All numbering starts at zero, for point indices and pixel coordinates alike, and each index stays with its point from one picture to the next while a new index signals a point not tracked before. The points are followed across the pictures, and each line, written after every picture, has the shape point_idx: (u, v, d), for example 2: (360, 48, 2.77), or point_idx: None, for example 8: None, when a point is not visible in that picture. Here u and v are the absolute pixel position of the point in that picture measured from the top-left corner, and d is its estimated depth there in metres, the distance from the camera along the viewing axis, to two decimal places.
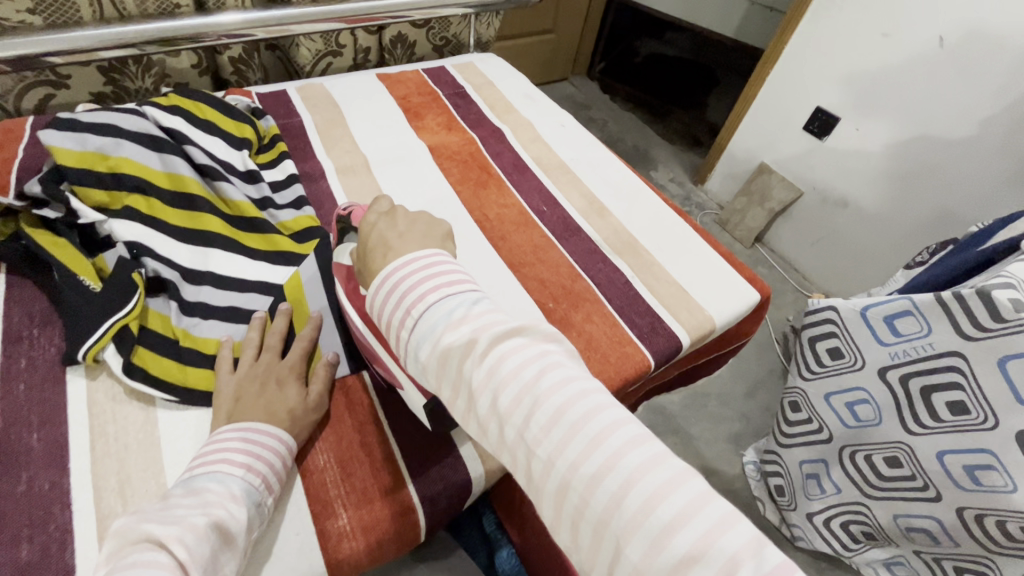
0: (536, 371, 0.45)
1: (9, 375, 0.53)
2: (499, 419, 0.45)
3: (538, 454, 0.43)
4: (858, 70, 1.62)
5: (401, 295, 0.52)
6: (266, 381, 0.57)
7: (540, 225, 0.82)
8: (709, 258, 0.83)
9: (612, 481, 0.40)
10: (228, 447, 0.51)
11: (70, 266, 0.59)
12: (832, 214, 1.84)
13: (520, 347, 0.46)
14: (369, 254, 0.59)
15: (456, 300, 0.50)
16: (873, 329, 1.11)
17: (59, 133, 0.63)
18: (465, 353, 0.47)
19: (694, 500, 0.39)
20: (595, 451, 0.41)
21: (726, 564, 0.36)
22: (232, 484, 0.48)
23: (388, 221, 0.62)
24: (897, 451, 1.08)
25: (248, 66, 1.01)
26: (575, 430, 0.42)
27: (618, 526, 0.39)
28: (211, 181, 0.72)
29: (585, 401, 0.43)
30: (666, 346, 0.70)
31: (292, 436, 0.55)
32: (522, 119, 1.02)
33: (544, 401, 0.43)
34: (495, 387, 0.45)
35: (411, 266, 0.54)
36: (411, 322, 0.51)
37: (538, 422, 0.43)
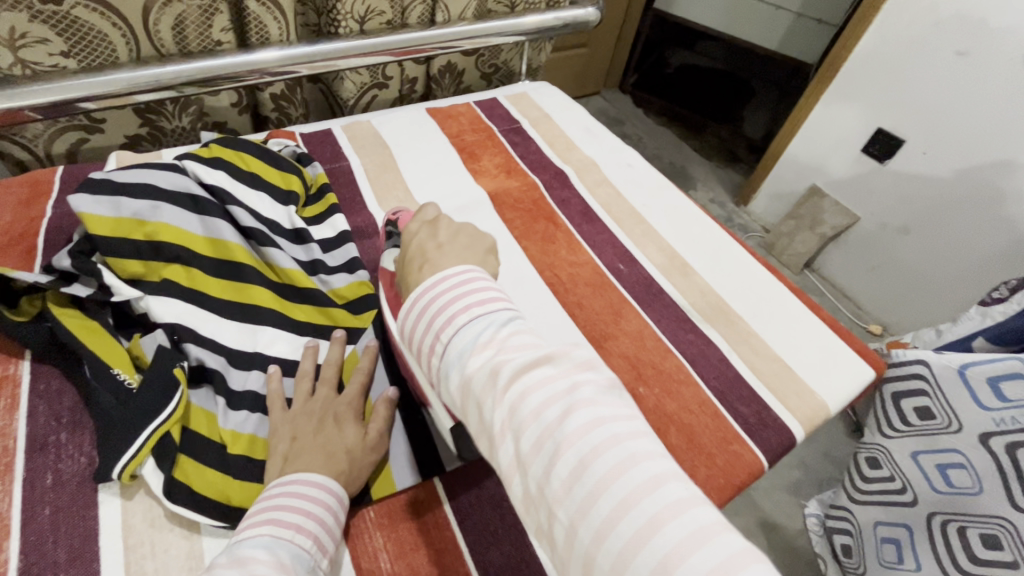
0: (562, 410, 0.36)
1: (33, 494, 0.46)
2: (517, 466, 0.37)
3: (558, 515, 0.34)
4: (918, 91, 1.46)
5: (429, 315, 0.44)
6: (323, 418, 0.52)
7: (618, 287, 0.73)
8: (812, 324, 0.73)
9: (643, 555, 0.31)
10: (273, 508, 0.43)
11: (103, 356, 0.52)
12: (893, 241, 1.65)
13: (546, 378, 0.38)
14: (408, 264, 0.52)
15: (480, 319, 0.42)
16: (972, 392, 0.99)
17: (91, 197, 0.57)
18: (484, 386, 0.39)
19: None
20: (624, 517, 0.32)
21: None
22: (281, 551, 0.40)
23: (430, 231, 0.55)
24: (996, 529, 0.91)
25: (289, 102, 0.94)
26: (603, 490, 0.33)
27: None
28: (257, 245, 0.64)
29: (620, 452, 0.34)
30: (778, 443, 0.60)
31: (343, 486, 0.49)
32: (585, 158, 0.93)
33: (568, 450, 0.34)
34: (514, 428, 0.37)
35: (440, 285, 0.45)
36: (440, 346, 0.43)
37: (559, 475, 0.34)
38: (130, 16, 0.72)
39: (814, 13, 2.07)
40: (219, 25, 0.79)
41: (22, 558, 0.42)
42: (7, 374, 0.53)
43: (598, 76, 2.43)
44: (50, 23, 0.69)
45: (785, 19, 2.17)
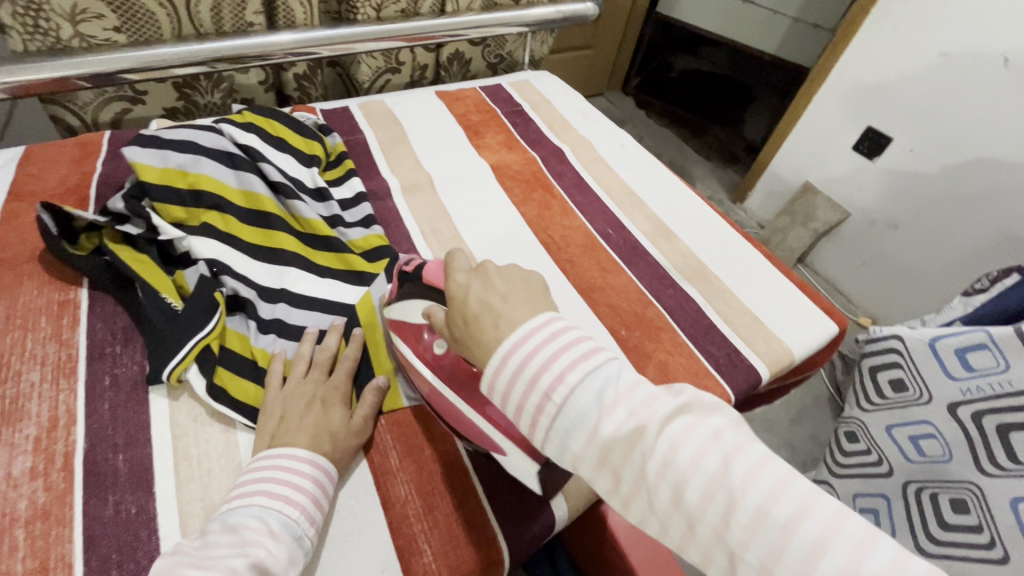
0: (721, 457, 0.35)
1: (95, 393, 0.54)
2: (682, 519, 0.36)
3: (743, 559, 0.34)
4: (902, 89, 1.52)
5: (530, 373, 0.41)
6: (312, 401, 0.54)
7: (607, 248, 0.80)
8: (784, 286, 0.80)
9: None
10: (264, 479, 0.47)
11: (153, 283, 0.60)
12: (881, 236, 1.69)
13: (693, 427, 0.37)
14: (472, 325, 0.45)
15: (597, 376, 0.39)
16: (942, 364, 1.05)
17: (142, 149, 0.65)
18: (631, 443, 0.37)
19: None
20: (818, 554, 0.32)
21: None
22: (269, 520, 0.44)
23: (483, 280, 0.47)
24: (965, 494, 0.95)
25: (310, 82, 1.03)
26: (790, 532, 0.33)
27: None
28: (284, 198, 0.72)
29: (793, 491, 0.34)
30: (745, 380, 0.67)
31: (332, 463, 0.51)
32: (581, 138, 1.01)
33: (740, 496, 0.34)
34: (672, 481, 0.36)
35: (534, 338, 0.42)
36: (555, 406, 0.40)
37: (735, 520, 0.34)
38: None
39: (812, 17, 2.12)
40: (252, 8, 0.88)
41: (90, 438, 0.51)
42: (69, 299, 0.61)
43: (601, 76, 2.51)
44: (107, 1, 0.77)
45: (782, 23, 2.22)
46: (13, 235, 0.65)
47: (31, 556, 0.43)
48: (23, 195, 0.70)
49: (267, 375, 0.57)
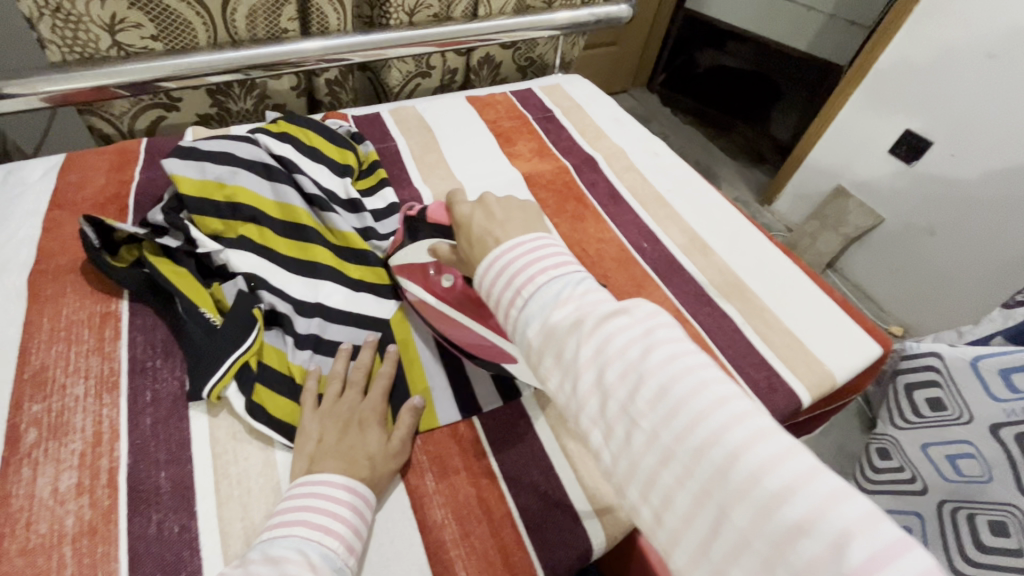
0: (643, 348, 0.37)
1: (136, 408, 0.54)
2: (597, 396, 0.38)
3: (641, 430, 0.35)
4: (944, 91, 1.46)
5: (508, 273, 0.45)
6: (348, 423, 0.54)
7: (642, 263, 0.79)
8: (824, 305, 0.77)
9: (729, 466, 0.32)
10: (302, 508, 0.46)
11: (192, 298, 0.60)
12: (917, 244, 1.63)
13: (627, 322, 0.39)
14: (476, 247, 0.51)
15: (557, 277, 0.43)
16: (985, 383, 0.98)
17: (181, 162, 0.66)
18: (567, 331, 0.40)
19: (829, 498, 0.30)
20: (704, 426, 0.33)
21: (843, 544, 0.28)
22: (310, 551, 0.43)
23: (482, 210, 0.53)
24: (1005, 516, 0.89)
25: (342, 87, 1.03)
26: (683, 409, 0.34)
27: (732, 511, 0.32)
28: (319, 210, 0.72)
29: (700, 381, 0.35)
30: (786, 406, 0.66)
31: (371, 488, 0.51)
32: (614, 145, 0.99)
33: (652, 377, 0.36)
34: (596, 364, 0.38)
35: (518, 248, 0.46)
36: (521, 300, 0.44)
37: (643, 399, 0.36)
38: (212, 7, 0.81)
39: (848, 14, 2.03)
40: (286, 14, 0.88)
41: (134, 454, 0.51)
42: (111, 310, 0.62)
43: (626, 74, 2.47)
44: (145, 10, 0.78)
45: (816, 20, 2.13)
46: (56, 245, 0.66)
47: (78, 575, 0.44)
48: (65, 204, 0.71)
49: (302, 391, 0.58)
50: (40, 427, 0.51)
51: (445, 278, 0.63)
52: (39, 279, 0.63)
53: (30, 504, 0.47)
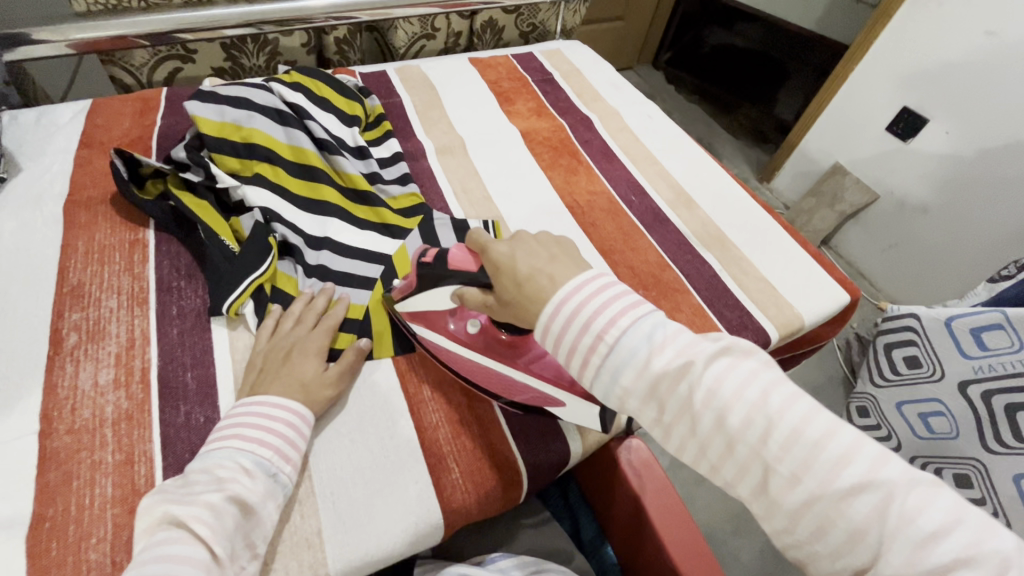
0: (761, 390, 0.39)
1: (164, 320, 0.60)
2: (723, 439, 0.39)
3: (778, 473, 0.37)
4: (940, 68, 1.45)
5: (584, 319, 0.43)
6: (290, 352, 0.56)
7: (629, 214, 0.84)
8: (800, 257, 0.83)
9: (884, 508, 0.34)
10: (239, 423, 0.50)
11: (213, 227, 0.66)
12: (908, 221, 1.63)
13: (734, 365, 0.40)
14: (526, 289, 0.46)
15: (643, 321, 0.42)
16: (956, 341, 1.01)
17: (201, 104, 0.71)
18: (678, 377, 0.40)
19: (976, 529, 0.33)
20: (841, 464, 0.36)
21: (1001, 566, 0.31)
22: (242, 459, 0.47)
23: (522, 248, 0.48)
24: (969, 469, 0.97)
25: (350, 46, 1.08)
26: (818, 451, 0.36)
27: (886, 549, 0.34)
28: (328, 154, 0.77)
29: (825, 418, 0.37)
30: (755, 341, 0.71)
31: (309, 408, 0.53)
32: (609, 108, 1.03)
33: (782, 422, 0.37)
34: (719, 411, 0.39)
35: (581, 291, 0.44)
36: (605, 346, 0.42)
37: (776, 444, 0.37)
38: None
39: None
40: None
41: (162, 357, 0.58)
42: (138, 238, 0.67)
43: (631, 49, 2.48)
44: None
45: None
46: (86, 179, 0.72)
47: (118, 450, 0.51)
48: (94, 143, 0.77)
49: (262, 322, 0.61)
50: (80, 332, 0.58)
51: (470, 324, 0.57)
52: (72, 209, 0.68)
53: (74, 394, 0.53)
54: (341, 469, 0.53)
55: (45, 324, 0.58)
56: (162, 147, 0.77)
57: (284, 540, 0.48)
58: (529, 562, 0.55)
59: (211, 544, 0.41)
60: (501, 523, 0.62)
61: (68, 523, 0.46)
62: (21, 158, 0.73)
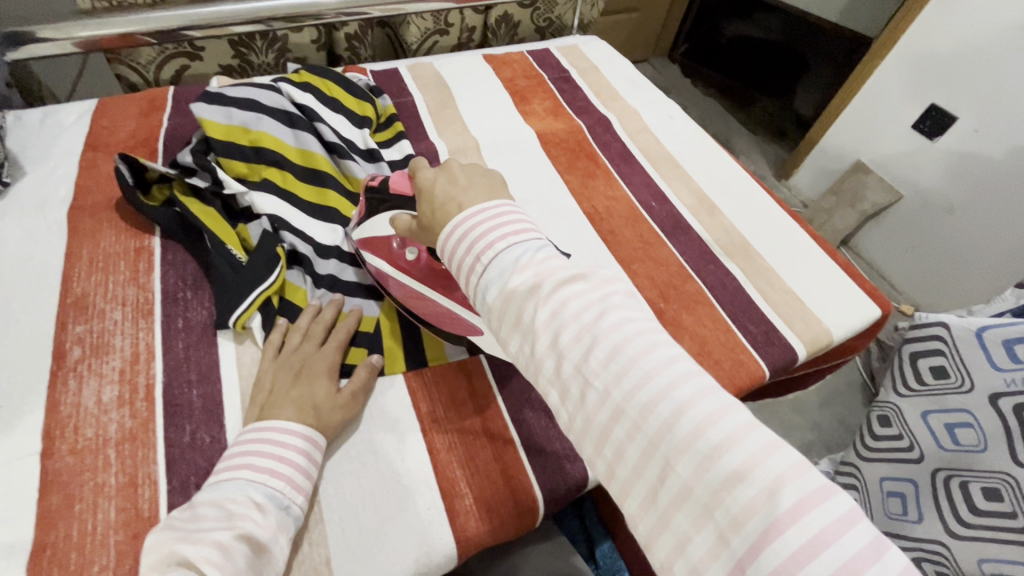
0: (597, 312, 0.36)
1: (169, 333, 0.59)
2: (551, 356, 0.36)
3: (594, 388, 0.34)
4: (972, 65, 1.38)
5: (471, 238, 0.41)
6: (300, 371, 0.55)
7: (649, 221, 0.81)
8: (827, 267, 0.79)
9: (679, 422, 0.32)
10: (250, 451, 0.48)
11: (220, 235, 0.64)
12: (932, 221, 1.57)
13: (580, 288, 0.37)
14: (438, 214, 0.46)
15: (517, 245, 0.40)
16: (987, 353, 0.97)
17: (208, 106, 0.68)
18: (526, 296, 0.38)
19: (764, 450, 0.31)
20: (652, 380, 0.33)
21: (775, 486, 0.29)
22: (253, 492, 0.45)
23: (446, 175, 0.48)
24: (997, 482, 0.88)
25: (361, 42, 1.05)
26: (633, 367, 0.34)
27: (676, 462, 0.31)
28: (338, 158, 0.74)
29: (651, 341, 0.35)
30: (781, 357, 0.68)
31: (322, 434, 0.52)
32: (628, 107, 1.00)
33: (606, 338, 0.35)
34: (553, 328, 0.36)
35: (478, 216, 0.42)
36: (481, 266, 0.40)
37: (597, 360, 0.34)
38: None
39: None
40: None
41: (168, 373, 0.56)
42: (144, 246, 0.66)
43: (647, 42, 2.42)
44: None
45: None
46: (92, 184, 0.70)
47: (122, 472, 0.49)
48: (99, 146, 0.75)
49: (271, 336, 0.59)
50: (83, 345, 0.56)
51: (409, 251, 0.62)
52: (77, 214, 0.67)
53: (77, 411, 0.52)
54: (352, 494, 0.51)
55: (48, 337, 0.56)
56: (170, 150, 0.75)
57: (295, 571, 0.46)
58: None
59: None
60: (515, 546, 0.60)
61: (70, 551, 0.45)
62: (26, 161, 0.71)
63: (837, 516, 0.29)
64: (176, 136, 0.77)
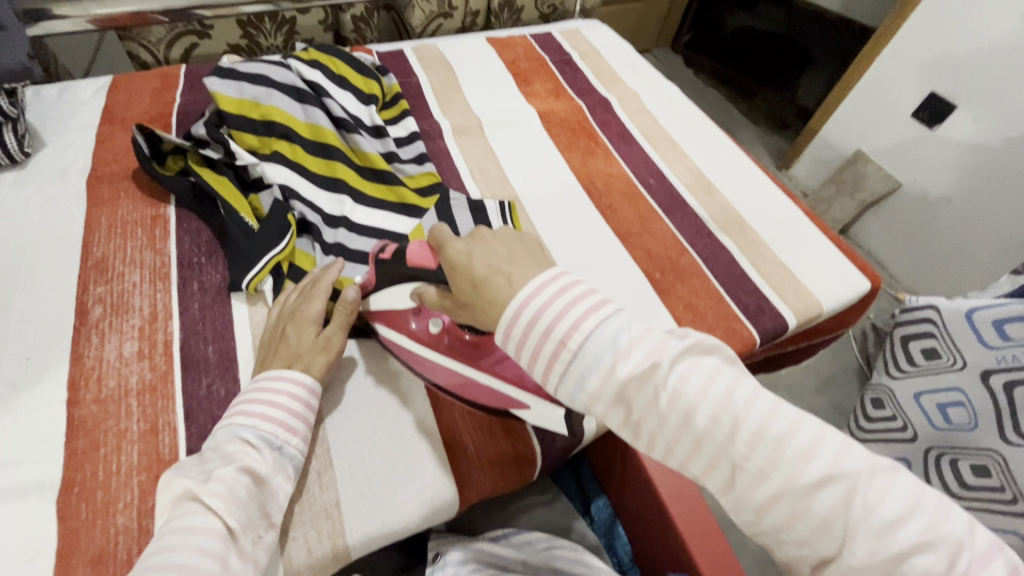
0: (724, 390, 0.37)
1: (185, 295, 0.61)
2: (693, 439, 0.38)
3: (747, 470, 0.36)
4: (972, 54, 1.39)
5: (545, 323, 0.40)
6: (284, 323, 0.57)
7: (647, 197, 0.83)
8: (820, 243, 0.81)
9: (844, 498, 0.34)
10: (243, 401, 0.50)
11: (233, 203, 0.66)
12: (930, 209, 1.59)
13: (700, 366, 0.38)
14: (482, 291, 0.43)
15: (609, 321, 0.40)
16: (976, 332, 0.99)
17: (221, 81, 0.71)
18: (644, 380, 0.38)
19: (935, 515, 0.33)
20: (807, 459, 0.35)
21: (954, 550, 0.31)
22: (245, 434, 0.48)
23: (482, 247, 0.45)
24: (987, 459, 0.91)
25: (366, 24, 1.07)
26: (784, 447, 0.35)
27: (851, 539, 0.33)
28: (346, 133, 0.77)
29: (787, 413, 0.36)
30: (772, 326, 0.71)
31: (312, 377, 0.53)
32: (628, 89, 1.01)
33: (747, 420, 0.36)
34: (685, 411, 0.37)
35: (541, 293, 0.41)
36: (571, 350, 0.39)
37: (742, 441, 0.36)
38: None
39: None
40: None
41: (184, 331, 0.59)
42: (160, 214, 0.68)
43: (649, 31, 2.43)
44: None
45: None
46: (108, 155, 0.73)
47: (144, 420, 0.52)
48: (115, 120, 0.77)
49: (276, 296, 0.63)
50: (104, 305, 0.59)
51: (432, 324, 0.57)
52: (96, 184, 0.69)
53: (100, 364, 0.55)
54: (358, 444, 0.54)
55: (70, 297, 0.59)
56: (184, 124, 0.78)
57: (307, 510, 0.49)
58: (541, 538, 0.56)
59: (225, 515, 0.42)
60: (514, 500, 0.63)
61: (96, 488, 0.48)
62: (45, 133, 0.74)
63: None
64: (189, 112, 0.80)
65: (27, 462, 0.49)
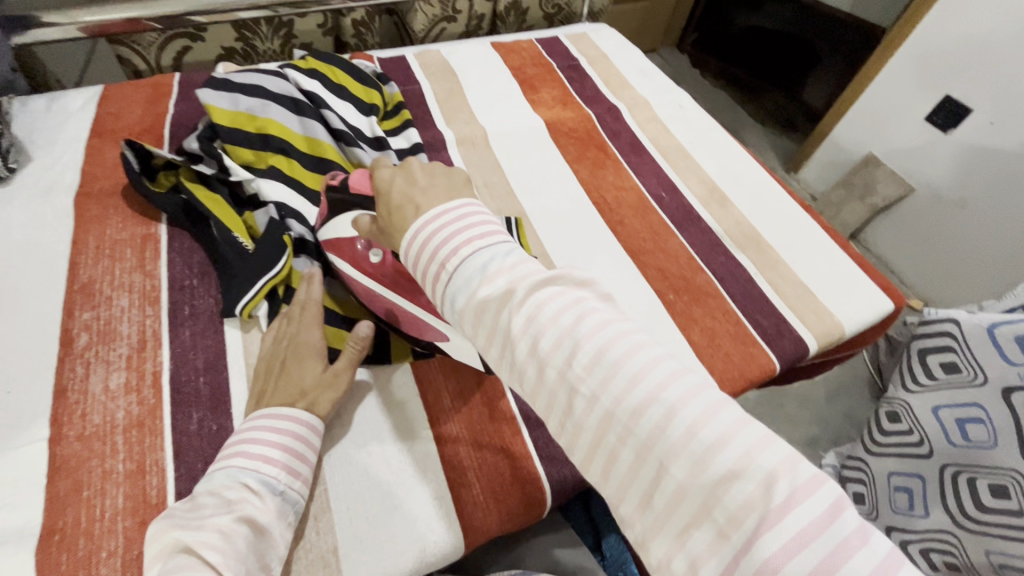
0: (576, 316, 0.34)
1: (175, 321, 0.58)
2: (534, 364, 0.34)
3: (582, 395, 0.33)
4: (988, 57, 1.35)
5: (432, 246, 0.39)
6: (286, 356, 0.53)
7: (659, 212, 0.80)
8: (840, 259, 0.78)
9: (668, 424, 0.30)
10: (242, 440, 0.47)
11: (227, 223, 0.63)
12: (944, 215, 1.54)
13: (557, 293, 0.35)
14: (394, 218, 0.43)
15: (484, 248, 0.37)
16: (999, 347, 0.94)
17: (214, 92, 0.68)
18: (499, 304, 0.35)
19: (756, 445, 0.29)
20: (639, 384, 0.31)
21: (769, 480, 0.28)
22: (246, 479, 0.45)
23: (406, 175, 0.45)
24: (1006, 479, 0.85)
25: (367, 29, 1.03)
26: (619, 372, 0.32)
27: (670, 465, 0.30)
28: (345, 146, 0.73)
29: (632, 341, 0.33)
30: (792, 350, 0.67)
31: (316, 416, 0.51)
32: (637, 96, 0.98)
33: (588, 342, 0.33)
34: (531, 335, 0.34)
35: (440, 219, 0.39)
36: (446, 273, 0.37)
37: (581, 365, 0.33)
38: None
39: None
40: None
41: (175, 361, 0.56)
42: (150, 233, 0.65)
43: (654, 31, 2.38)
44: None
45: None
46: (98, 170, 0.70)
47: (130, 459, 0.49)
48: (105, 132, 0.74)
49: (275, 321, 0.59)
50: (90, 332, 0.56)
51: (374, 253, 0.57)
52: (83, 202, 0.66)
53: (84, 398, 0.52)
54: (358, 484, 0.51)
55: (54, 324, 0.56)
56: (178, 137, 0.75)
57: (304, 559, 0.46)
58: None
59: (223, 569, 0.39)
60: (522, 536, 0.60)
61: (79, 537, 0.45)
62: (32, 147, 0.71)
63: (835, 505, 0.28)
64: (183, 124, 0.76)
65: (6, 507, 0.46)
